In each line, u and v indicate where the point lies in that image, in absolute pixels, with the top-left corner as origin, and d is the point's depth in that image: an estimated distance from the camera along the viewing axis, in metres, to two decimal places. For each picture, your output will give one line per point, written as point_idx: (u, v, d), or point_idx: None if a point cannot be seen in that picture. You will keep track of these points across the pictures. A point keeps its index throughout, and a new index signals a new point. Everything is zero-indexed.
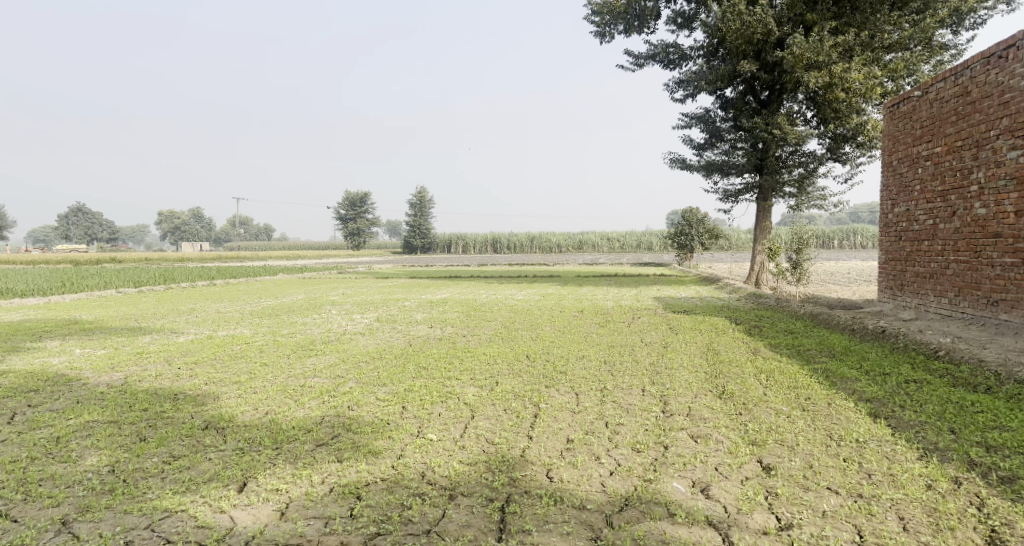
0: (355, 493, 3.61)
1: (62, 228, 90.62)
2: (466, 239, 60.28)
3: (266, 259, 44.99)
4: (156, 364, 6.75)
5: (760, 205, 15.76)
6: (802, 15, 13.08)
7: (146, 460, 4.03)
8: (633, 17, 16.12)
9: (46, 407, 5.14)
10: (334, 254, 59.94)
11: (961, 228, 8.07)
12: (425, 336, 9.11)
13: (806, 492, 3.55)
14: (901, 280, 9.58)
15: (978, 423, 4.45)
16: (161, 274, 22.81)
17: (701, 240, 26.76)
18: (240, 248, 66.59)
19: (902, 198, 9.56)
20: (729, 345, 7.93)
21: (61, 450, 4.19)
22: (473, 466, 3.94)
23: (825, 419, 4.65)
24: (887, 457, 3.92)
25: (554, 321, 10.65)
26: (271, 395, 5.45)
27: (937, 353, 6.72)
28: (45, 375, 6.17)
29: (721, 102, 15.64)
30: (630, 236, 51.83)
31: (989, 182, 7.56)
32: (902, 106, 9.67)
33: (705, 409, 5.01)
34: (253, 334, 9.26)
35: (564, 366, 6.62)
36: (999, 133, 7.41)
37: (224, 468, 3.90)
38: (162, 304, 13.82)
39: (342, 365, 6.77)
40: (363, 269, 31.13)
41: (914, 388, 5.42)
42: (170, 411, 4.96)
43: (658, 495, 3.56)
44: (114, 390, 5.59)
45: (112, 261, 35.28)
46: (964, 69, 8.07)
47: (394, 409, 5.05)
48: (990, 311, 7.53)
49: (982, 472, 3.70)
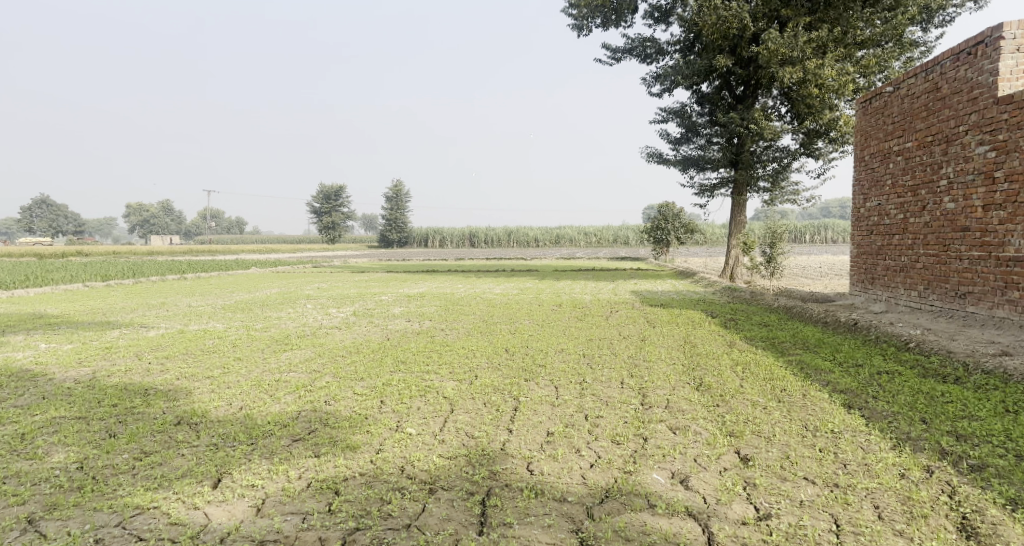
0: (334, 488, 3.55)
1: (25, 221, 88.07)
2: (444, 233, 60.04)
3: (237, 253, 44.12)
4: (125, 359, 6.57)
5: (735, 200, 15.94)
6: (777, 11, 13.21)
7: (116, 456, 3.92)
8: (610, 11, 16.16)
9: (10, 404, 4.97)
10: (309, 248, 59.29)
11: (930, 222, 8.26)
12: (403, 331, 9.02)
13: (784, 482, 3.60)
14: (872, 273, 9.78)
15: (948, 413, 4.56)
16: (129, 267, 22.18)
17: (677, 234, 26.99)
18: (212, 243, 65.34)
19: (874, 193, 9.75)
20: (705, 338, 8.02)
21: (25, 447, 4.05)
22: (453, 460, 3.91)
23: (800, 410, 4.73)
24: (861, 447, 4.00)
25: (532, 315, 10.66)
26: (246, 390, 5.34)
27: (908, 345, 6.88)
28: (8, 371, 5.97)
29: (697, 97, 15.77)
30: (606, 230, 52.16)
31: (958, 177, 7.74)
32: (874, 101, 9.84)
33: (683, 400, 5.06)
34: (226, 328, 9.10)
35: (543, 360, 6.62)
36: (967, 128, 7.59)
37: (198, 464, 3.80)
38: (130, 298, 13.45)
39: (318, 359, 6.67)
40: (339, 263, 30.87)
41: (887, 379, 5.54)
42: (141, 406, 4.82)
43: (638, 486, 3.57)
44: (82, 386, 5.43)
45: (77, 255, 34.22)
46: (935, 65, 8.24)
47: (372, 403, 4.99)
48: (957, 303, 7.73)
49: (953, 461, 3.79)
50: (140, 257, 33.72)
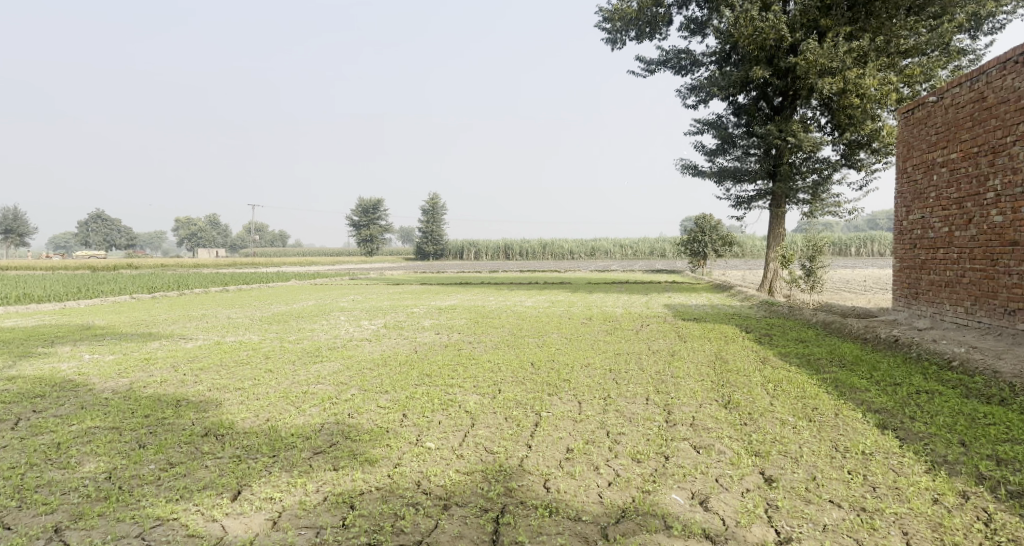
0: (349, 502, 3.59)
1: (82, 235, 92.24)
2: (478, 246, 60.31)
3: (277, 265, 45.38)
4: (162, 371, 6.78)
5: (774, 212, 15.60)
6: (815, 21, 12.98)
7: (143, 467, 4.04)
8: (645, 23, 16.10)
9: (51, 413, 5.18)
10: (346, 260, 60.47)
11: (977, 236, 7.91)
12: (431, 343, 9.08)
13: (808, 505, 3.47)
14: (916, 288, 9.41)
15: (989, 435, 4.33)
16: (176, 280, 22.90)
17: (714, 247, 26.53)
18: (254, 256, 67.04)
19: (917, 206, 9.41)
20: (737, 353, 7.82)
21: (60, 457, 4.21)
22: (469, 475, 3.90)
23: (831, 429, 4.57)
24: (893, 470, 3.82)
25: (561, 328, 10.60)
26: (274, 402, 5.45)
27: (951, 364, 6.58)
28: (52, 381, 6.22)
29: (733, 109, 15.55)
30: (642, 242, 51.69)
31: (1006, 190, 7.42)
32: (917, 112, 9.53)
33: (709, 418, 4.94)
34: (261, 340, 9.31)
35: (568, 374, 6.55)
36: (1015, 139, 7.28)
37: (220, 476, 3.89)
38: (173, 310, 13.87)
39: (346, 372, 6.76)
40: (376, 275, 31.28)
41: (926, 399, 5.30)
42: (172, 417, 4.97)
43: (655, 506, 3.50)
44: (119, 397, 5.62)
45: (127, 267, 35.68)
46: (980, 74, 7.94)
47: (394, 416, 5.02)
48: (1007, 320, 7.37)
49: (991, 487, 3.59)
50: (189, 269, 34.81)
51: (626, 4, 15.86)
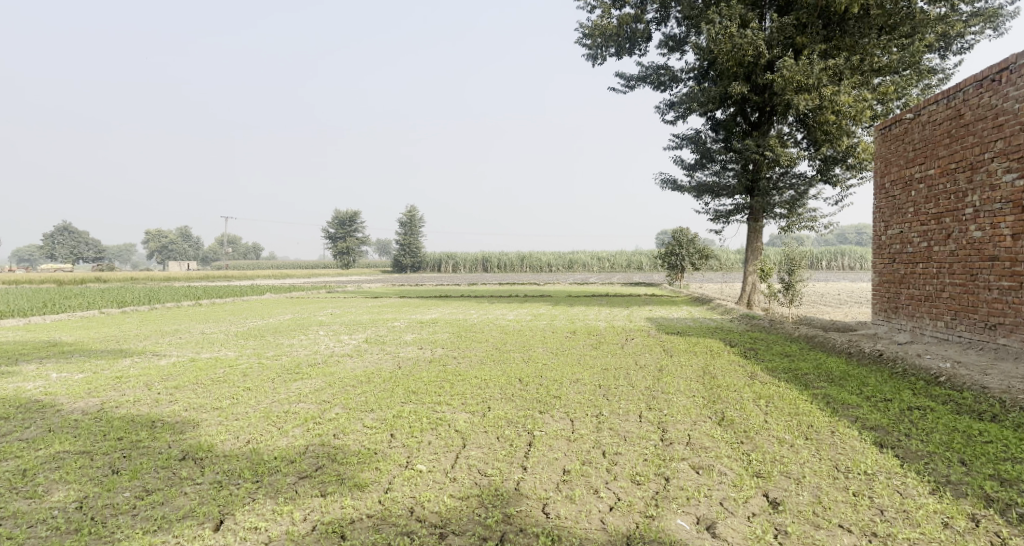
0: (339, 532, 3.43)
1: (46, 246, 89.56)
2: (457, 258, 60.06)
3: (250, 278, 44.84)
4: (135, 389, 6.48)
5: (752, 226, 15.77)
6: (792, 38, 13.20)
7: (117, 495, 3.79)
8: (624, 40, 16.26)
9: (16, 436, 4.89)
10: (321, 272, 59.67)
11: (956, 251, 8.02)
12: (415, 359, 8.87)
13: (818, 530, 3.43)
14: (895, 302, 9.50)
15: (989, 454, 4.32)
16: (147, 294, 22.23)
17: (692, 260, 26.65)
18: (227, 270, 65.67)
19: (896, 220, 9.53)
20: (724, 368, 7.77)
21: (25, 485, 3.94)
22: (465, 500, 3.74)
23: (829, 447, 4.51)
24: (898, 491, 3.77)
25: (546, 342, 10.47)
26: (254, 422, 5.21)
27: (938, 380, 6.58)
28: (17, 402, 5.89)
29: (712, 124, 15.72)
30: (620, 255, 51.96)
31: (984, 206, 7.54)
32: (894, 128, 9.67)
33: (705, 437, 4.84)
34: (239, 357, 9.02)
35: (558, 391, 6.41)
36: (993, 156, 7.41)
37: (200, 504, 3.67)
38: (143, 325, 13.41)
39: (329, 389, 6.53)
40: (352, 289, 30.75)
41: (919, 416, 5.26)
42: (146, 440, 4.71)
43: (662, 534, 3.42)
44: (89, 418, 5.32)
45: (99, 281, 34.99)
46: (956, 91, 8.09)
47: (381, 437, 4.83)
48: (987, 335, 7.47)
49: (1000, 510, 3.57)
50: (157, 283, 34.05)
51: (605, 20, 15.95)
